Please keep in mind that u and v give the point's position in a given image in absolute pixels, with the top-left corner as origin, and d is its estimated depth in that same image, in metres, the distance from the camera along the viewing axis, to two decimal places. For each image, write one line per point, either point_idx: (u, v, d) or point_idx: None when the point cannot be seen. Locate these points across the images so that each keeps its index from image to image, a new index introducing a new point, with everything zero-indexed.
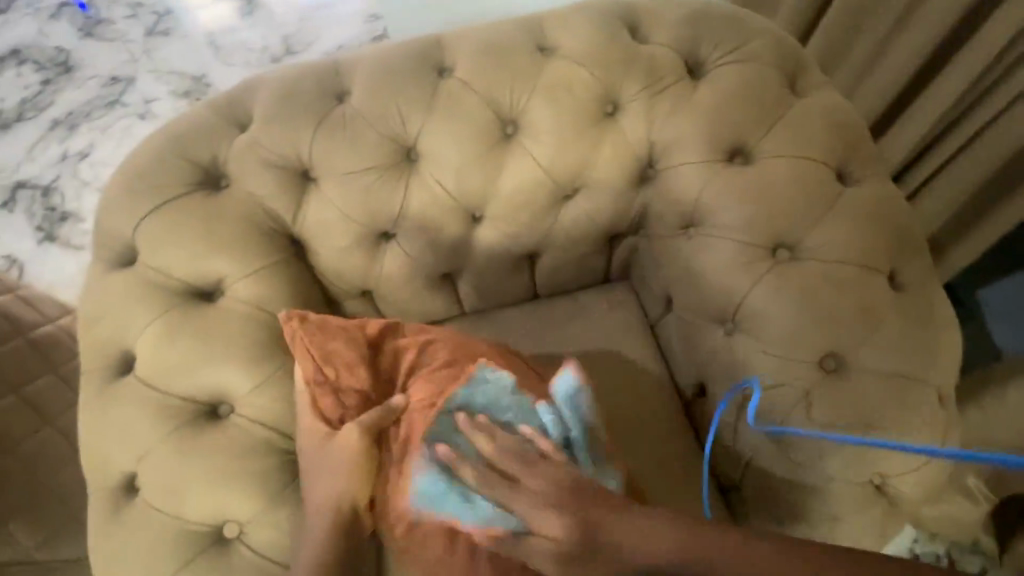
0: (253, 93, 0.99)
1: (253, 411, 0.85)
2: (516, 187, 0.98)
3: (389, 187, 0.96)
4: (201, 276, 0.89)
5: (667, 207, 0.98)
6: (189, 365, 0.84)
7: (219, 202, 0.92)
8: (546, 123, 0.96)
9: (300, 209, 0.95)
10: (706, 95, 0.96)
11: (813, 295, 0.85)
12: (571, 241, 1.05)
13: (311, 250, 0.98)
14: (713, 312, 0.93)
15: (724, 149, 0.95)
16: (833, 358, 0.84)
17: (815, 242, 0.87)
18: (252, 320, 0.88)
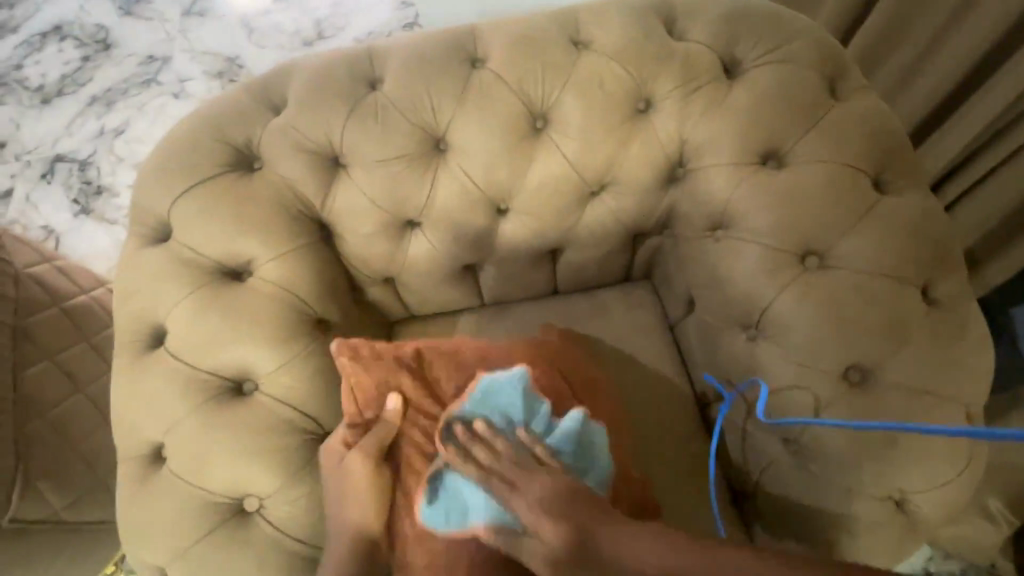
0: (288, 77, 1.00)
1: (276, 389, 0.87)
2: (543, 182, 0.98)
3: (417, 176, 0.96)
4: (231, 255, 0.91)
5: (694, 209, 0.97)
6: (216, 342, 0.86)
7: (251, 184, 0.94)
8: (576, 117, 0.96)
9: (329, 193, 0.97)
10: (741, 96, 0.95)
11: (841, 305, 0.83)
12: (595, 238, 1.05)
13: (337, 235, 1.00)
14: (736, 317, 0.92)
15: (756, 152, 0.93)
16: (857, 370, 0.82)
17: (846, 250, 0.85)
18: (279, 301, 0.90)
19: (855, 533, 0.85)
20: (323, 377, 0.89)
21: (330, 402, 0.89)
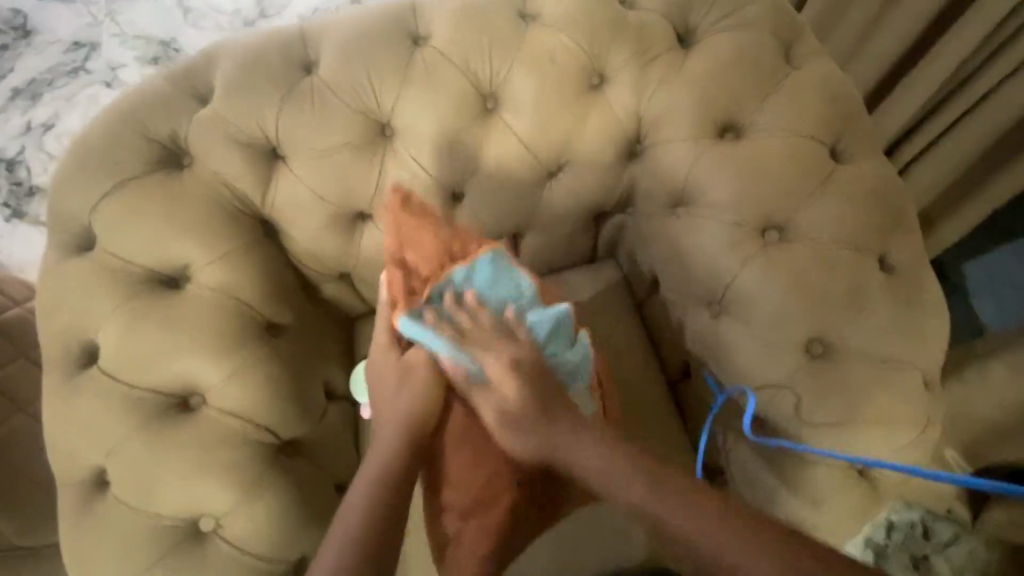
0: (214, 62, 0.92)
1: (227, 401, 0.82)
2: (499, 164, 0.94)
3: (363, 165, 0.91)
4: (165, 262, 0.84)
5: (655, 186, 0.95)
6: (156, 356, 0.80)
7: (182, 182, 0.87)
8: (528, 95, 0.91)
9: (269, 188, 0.90)
10: (698, 66, 0.91)
11: (803, 277, 0.83)
12: (557, 221, 1.02)
13: (283, 232, 0.94)
14: (700, 295, 0.91)
15: (714, 123, 0.90)
16: (819, 342, 0.82)
17: (806, 222, 0.84)
18: (222, 309, 0.85)
19: (822, 505, 0.83)
20: (277, 384, 0.85)
21: (287, 409, 0.85)
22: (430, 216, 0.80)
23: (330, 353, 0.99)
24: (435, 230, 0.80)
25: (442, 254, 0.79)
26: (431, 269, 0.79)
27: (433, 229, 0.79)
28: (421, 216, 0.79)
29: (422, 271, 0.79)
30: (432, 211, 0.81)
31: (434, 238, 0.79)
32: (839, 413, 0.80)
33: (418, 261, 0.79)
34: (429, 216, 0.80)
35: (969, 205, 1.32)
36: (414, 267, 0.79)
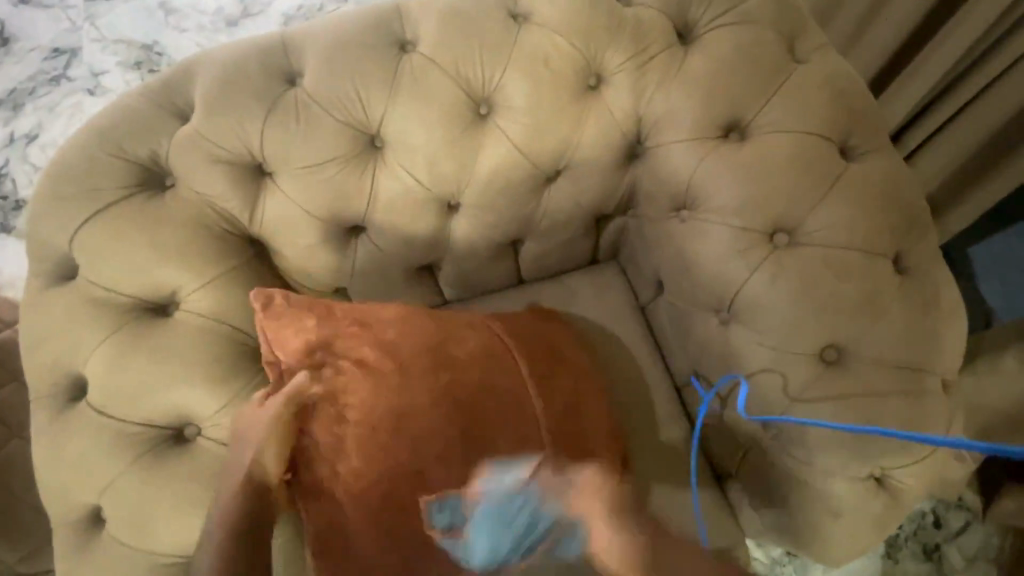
0: (192, 76, 0.87)
1: (223, 432, 0.79)
2: (494, 173, 0.91)
3: (354, 179, 0.88)
4: (151, 289, 0.81)
5: (657, 189, 0.92)
6: (147, 389, 0.77)
7: (166, 205, 0.83)
8: (523, 100, 0.88)
9: (257, 207, 0.87)
10: (699, 64, 0.87)
11: (814, 283, 0.80)
12: (555, 227, 1.00)
13: (274, 251, 0.91)
14: (706, 301, 0.89)
15: (718, 123, 0.87)
16: (833, 348, 0.80)
17: (816, 224, 0.81)
18: (214, 336, 0.81)
19: (841, 516, 0.81)
20: None
21: None
22: (288, 309, 0.75)
23: None
24: (305, 320, 0.75)
25: (306, 346, 0.75)
26: (294, 362, 0.75)
27: (290, 321, 0.74)
28: (281, 308, 0.75)
29: (288, 365, 0.75)
30: (302, 298, 0.77)
31: (293, 332, 0.74)
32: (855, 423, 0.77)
33: (283, 356, 0.75)
34: (291, 305, 0.75)
35: (976, 192, 1.28)
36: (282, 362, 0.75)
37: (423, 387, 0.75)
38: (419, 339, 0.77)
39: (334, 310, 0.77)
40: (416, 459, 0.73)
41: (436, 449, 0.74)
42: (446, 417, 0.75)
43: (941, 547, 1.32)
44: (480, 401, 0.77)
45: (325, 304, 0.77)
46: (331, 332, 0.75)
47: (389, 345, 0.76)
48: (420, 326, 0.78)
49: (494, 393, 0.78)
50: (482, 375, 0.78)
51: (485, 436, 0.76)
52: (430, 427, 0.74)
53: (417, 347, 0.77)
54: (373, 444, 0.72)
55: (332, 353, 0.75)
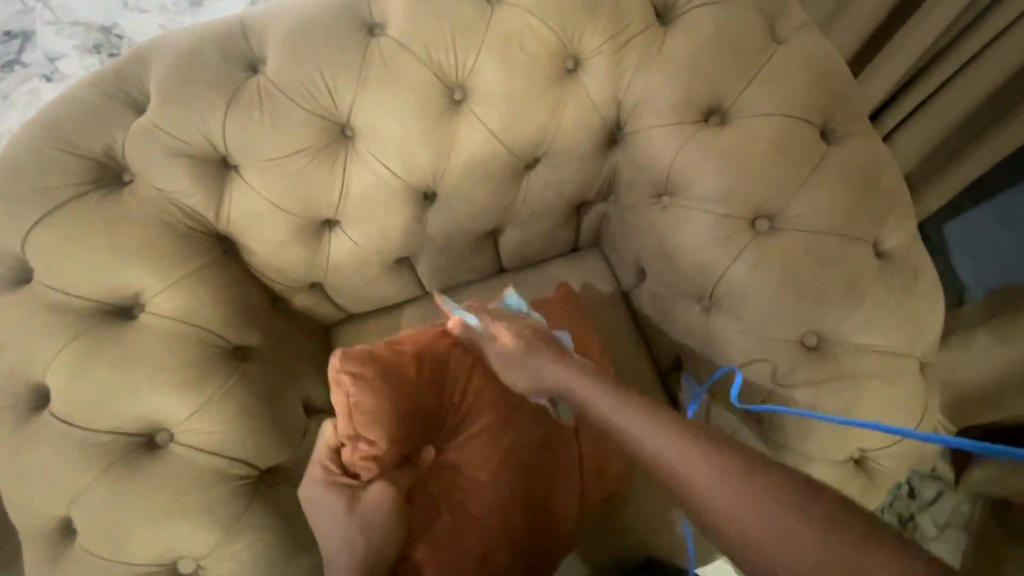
0: (146, 64, 0.82)
1: (198, 437, 0.77)
2: (472, 162, 0.90)
3: (325, 172, 0.85)
4: (113, 291, 0.77)
5: (637, 176, 0.92)
6: (114, 395, 0.74)
7: (124, 202, 0.79)
8: (498, 85, 0.85)
9: (223, 202, 0.83)
10: (679, 45, 0.85)
11: (794, 269, 0.79)
12: (534, 216, 1.02)
13: (246, 247, 0.89)
14: (688, 289, 0.89)
15: (698, 107, 0.85)
16: (814, 334, 0.80)
17: (797, 210, 0.80)
18: (183, 339, 0.79)
19: None
20: (249, 414, 0.80)
21: (262, 439, 0.80)
22: (378, 381, 0.75)
23: (306, 367, 0.95)
24: (392, 385, 0.76)
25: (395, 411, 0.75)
26: (381, 440, 0.73)
27: (380, 397, 0.74)
28: (371, 381, 0.74)
29: (369, 444, 0.73)
30: (390, 367, 0.77)
31: (383, 406, 0.74)
32: (835, 408, 0.78)
33: (367, 433, 0.73)
34: (380, 378, 0.75)
35: (950, 172, 1.29)
36: (363, 438, 0.73)
37: (494, 459, 0.79)
38: (486, 406, 0.81)
39: (413, 379, 0.78)
40: (496, 514, 0.77)
41: (506, 514, 0.78)
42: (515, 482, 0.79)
43: (918, 517, 1.36)
44: (542, 461, 0.83)
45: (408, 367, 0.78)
46: (411, 403, 0.77)
47: (456, 418, 0.81)
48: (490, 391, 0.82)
49: (554, 452, 0.84)
50: (544, 440, 0.83)
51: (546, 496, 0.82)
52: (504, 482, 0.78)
53: (484, 416, 0.81)
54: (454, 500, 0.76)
55: (414, 430, 0.77)
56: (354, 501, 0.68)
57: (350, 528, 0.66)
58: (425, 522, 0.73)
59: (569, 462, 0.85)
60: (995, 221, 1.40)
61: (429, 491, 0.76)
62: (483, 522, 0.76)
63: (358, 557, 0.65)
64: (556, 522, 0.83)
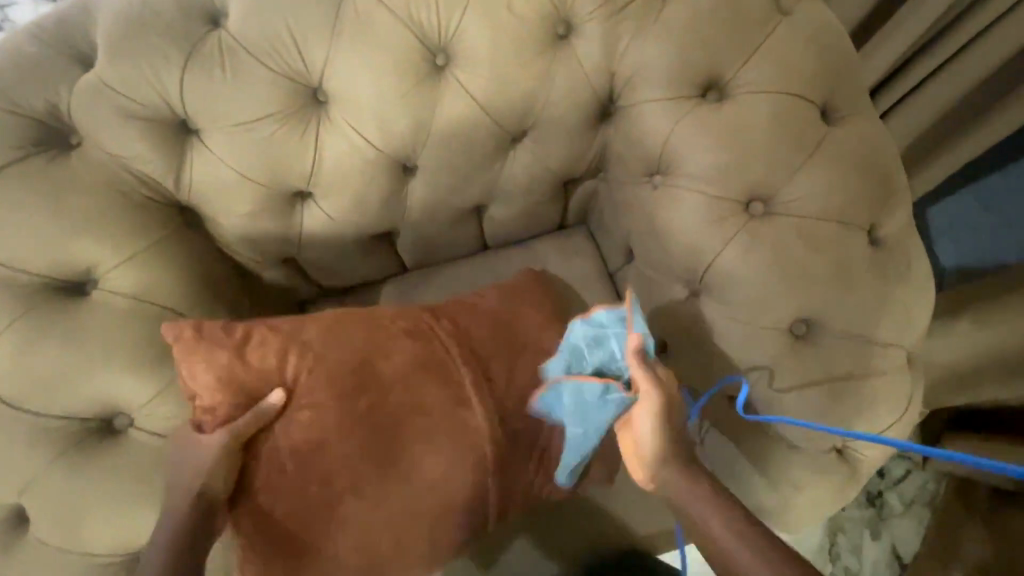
0: (93, 11, 0.74)
1: (159, 422, 0.73)
2: (453, 133, 0.84)
3: (295, 140, 0.79)
4: (61, 265, 0.71)
5: (629, 153, 0.87)
6: (65, 378, 0.69)
7: (72, 168, 0.72)
8: (484, 50, 0.79)
9: (183, 170, 0.77)
10: (680, 12, 0.79)
11: (786, 256, 0.76)
12: (520, 192, 0.97)
13: (210, 219, 0.83)
14: (678, 273, 0.86)
15: (695, 81, 0.80)
16: (803, 323, 0.78)
17: (791, 192, 0.77)
18: (140, 318, 0.73)
19: (805, 490, 0.81)
20: None
21: None
22: (205, 342, 0.71)
23: None
24: (226, 345, 0.73)
25: (230, 367, 0.72)
26: (212, 396, 0.71)
27: (208, 357, 0.71)
28: (196, 345, 0.71)
29: (204, 402, 0.71)
30: (220, 330, 0.73)
31: (208, 367, 0.71)
32: (821, 399, 0.77)
33: (200, 392, 0.71)
34: (208, 340, 0.72)
35: (943, 155, 1.27)
36: (200, 397, 0.72)
37: (344, 412, 0.75)
38: (340, 359, 0.76)
39: (251, 338, 0.74)
40: (362, 446, 0.75)
41: (358, 462, 0.75)
42: (375, 437, 0.76)
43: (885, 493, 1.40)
44: (408, 416, 0.77)
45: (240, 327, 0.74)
46: (250, 361, 0.73)
47: (307, 372, 0.75)
48: (345, 342, 0.77)
49: (424, 406, 0.78)
50: (411, 393, 0.78)
51: (414, 452, 0.77)
52: (369, 417, 0.76)
53: (336, 368, 0.76)
54: (314, 432, 0.74)
55: (258, 385, 0.73)
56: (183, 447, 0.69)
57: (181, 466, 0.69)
58: (269, 470, 0.73)
59: (447, 417, 0.79)
60: (975, 203, 1.39)
61: (289, 425, 0.74)
62: (347, 449, 0.74)
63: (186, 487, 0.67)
64: (429, 475, 0.78)
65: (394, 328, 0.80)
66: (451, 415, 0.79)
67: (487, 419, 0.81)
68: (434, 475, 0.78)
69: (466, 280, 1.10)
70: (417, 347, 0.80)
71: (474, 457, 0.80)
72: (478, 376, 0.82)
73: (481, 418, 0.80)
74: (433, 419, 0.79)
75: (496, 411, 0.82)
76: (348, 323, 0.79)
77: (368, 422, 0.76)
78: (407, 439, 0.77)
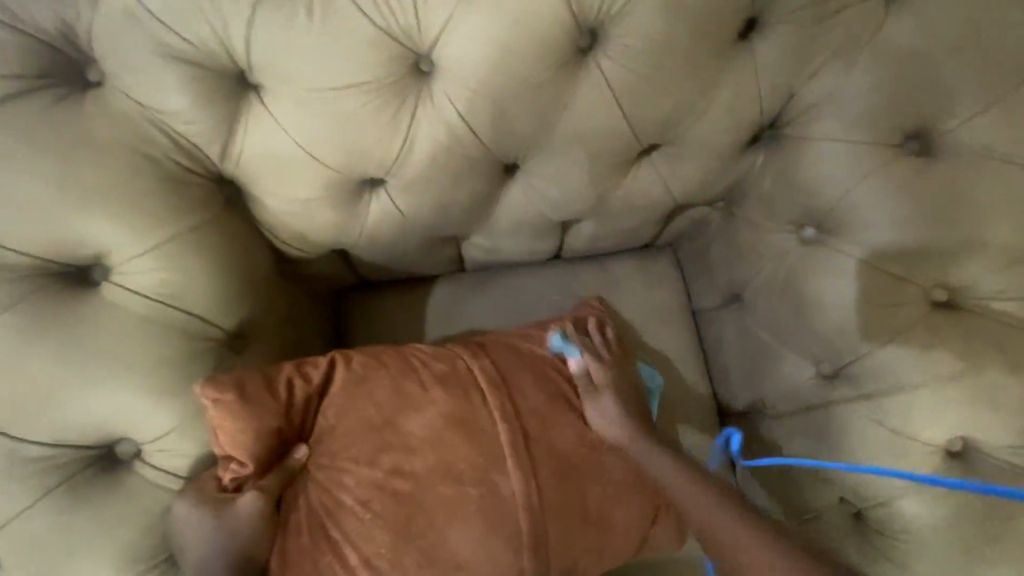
0: None
1: (175, 459, 0.57)
2: (576, 137, 0.67)
3: (384, 119, 0.60)
4: (63, 245, 0.53)
5: (782, 194, 0.72)
6: (55, 397, 0.53)
7: (88, 115, 0.54)
8: (647, 41, 0.60)
9: (236, 137, 0.59)
10: (897, 36, 0.63)
11: (968, 363, 0.62)
12: (627, 212, 0.80)
13: (255, 200, 0.65)
14: (812, 348, 0.72)
15: (897, 125, 0.64)
16: (961, 442, 0.64)
17: (992, 286, 0.62)
18: (164, 326, 0.57)
19: None
20: None
21: None
22: (247, 400, 0.57)
23: None
24: (266, 402, 0.58)
25: (270, 427, 0.58)
26: (252, 459, 0.57)
27: (252, 421, 0.56)
28: (239, 405, 0.56)
29: (237, 469, 0.57)
30: (264, 383, 0.59)
31: (252, 431, 0.56)
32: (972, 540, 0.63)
33: (236, 454, 0.57)
34: (254, 398, 0.57)
35: None
36: (230, 459, 0.57)
37: (364, 475, 0.58)
38: (363, 415, 0.61)
39: (296, 396, 0.60)
40: (393, 517, 0.57)
41: (384, 542, 0.57)
42: (414, 508, 0.58)
43: None
44: (439, 483, 0.59)
45: (280, 371, 0.61)
46: (295, 424, 0.60)
47: (332, 427, 0.61)
48: (382, 390, 0.62)
49: (453, 467, 0.60)
50: (437, 452, 0.60)
51: (446, 526, 0.59)
52: (408, 481, 0.59)
53: (360, 426, 0.60)
54: (341, 499, 0.58)
55: (288, 445, 0.60)
56: (209, 521, 0.54)
57: (192, 543, 0.54)
58: (284, 542, 0.56)
59: (479, 482, 0.60)
60: None
61: (316, 485, 0.58)
62: (377, 522, 0.57)
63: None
64: (465, 560, 0.58)
65: (423, 373, 0.64)
66: (482, 480, 0.60)
67: (528, 486, 0.61)
68: (464, 557, 0.58)
69: (532, 298, 0.91)
70: (447, 397, 0.63)
71: (509, 534, 0.60)
72: (515, 431, 0.63)
73: (514, 481, 0.61)
74: (488, 490, 0.60)
75: (539, 476, 0.62)
76: (375, 369, 0.63)
77: (409, 490, 0.59)
78: (433, 510, 0.59)
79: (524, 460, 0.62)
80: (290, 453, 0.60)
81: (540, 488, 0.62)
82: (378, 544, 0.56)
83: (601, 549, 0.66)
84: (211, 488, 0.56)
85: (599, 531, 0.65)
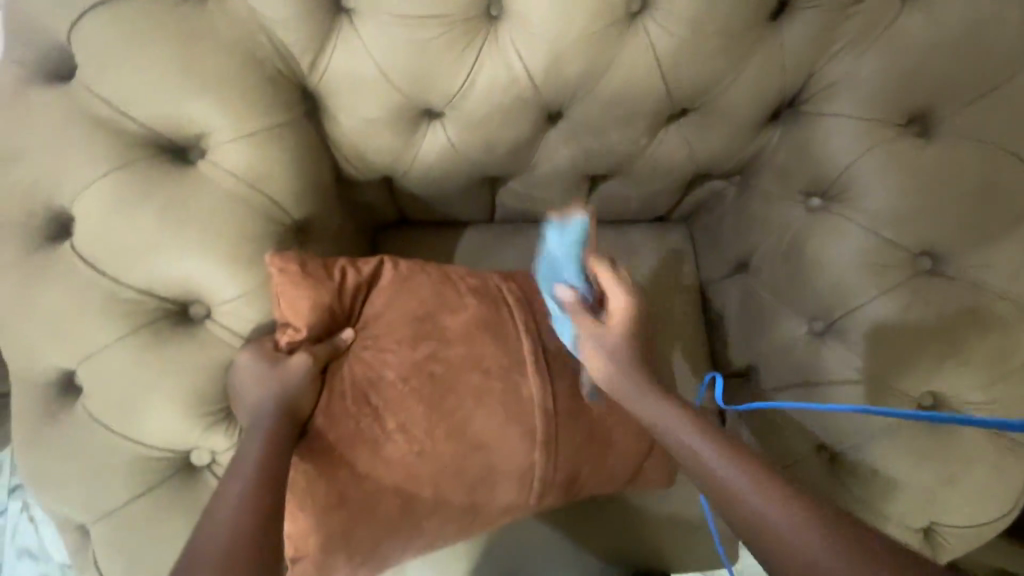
0: None
1: (240, 321, 0.66)
2: (617, 91, 0.75)
3: (453, 51, 0.69)
4: (172, 122, 0.62)
5: (796, 165, 0.80)
6: (150, 250, 0.61)
7: (206, 15, 0.63)
8: (688, 7, 0.69)
9: (323, 51, 0.67)
10: (909, 29, 0.71)
11: (945, 322, 0.70)
12: (651, 173, 0.88)
13: (329, 113, 0.73)
14: (807, 305, 0.80)
15: (901, 108, 0.73)
16: (931, 395, 0.71)
17: (973, 258, 0.70)
18: (245, 204, 0.65)
19: None
20: None
21: None
22: (308, 276, 0.65)
23: None
24: (324, 281, 0.66)
25: (324, 302, 0.66)
26: (305, 327, 0.65)
27: (311, 293, 0.65)
28: (302, 279, 0.64)
29: (292, 333, 0.65)
30: (323, 266, 0.67)
31: (309, 302, 0.65)
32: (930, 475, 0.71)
33: (293, 320, 0.65)
34: (314, 275, 0.66)
35: None
36: (288, 325, 0.65)
37: (404, 356, 0.66)
38: (406, 308, 0.69)
39: (348, 282, 0.68)
40: (426, 395, 0.66)
41: (417, 413, 0.65)
42: (444, 390, 0.66)
43: None
44: (467, 372, 0.67)
45: (339, 261, 0.69)
46: (345, 306, 0.68)
47: (377, 313, 0.69)
48: (426, 290, 0.70)
49: (481, 362, 0.68)
50: (468, 347, 0.68)
51: (471, 411, 0.66)
52: (442, 367, 0.67)
53: (403, 315, 0.69)
54: (382, 372, 0.66)
55: (337, 325, 0.68)
56: (267, 368, 0.62)
57: (252, 387, 0.62)
58: (331, 401, 0.64)
59: (503, 377, 0.68)
60: None
61: (359, 361, 0.66)
62: (411, 397, 0.65)
63: (269, 418, 0.60)
64: (482, 441, 0.66)
65: (460, 282, 0.72)
66: (506, 377, 0.68)
67: (545, 389, 0.69)
68: (485, 439, 0.66)
69: None
70: (481, 303, 0.71)
71: (524, 425, 0.68)
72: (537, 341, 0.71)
73: (534, 383, 0.69)
74: (510, 386, 0.68)
75: (555, 383, 0.70)
76: (419, 272, 0.72)
77: (442, 375, 0.67)
78: (462, 394, 0.66)
79: (543, 367, 0.70)
80: (337, 332, 0.68)
81: (554, 393, 0.70)
82: (410, 414, 0.65)
83: (603, 461, 0.73)
84: (268, 346, 0.64)
85: (601, 444, 0.72)
